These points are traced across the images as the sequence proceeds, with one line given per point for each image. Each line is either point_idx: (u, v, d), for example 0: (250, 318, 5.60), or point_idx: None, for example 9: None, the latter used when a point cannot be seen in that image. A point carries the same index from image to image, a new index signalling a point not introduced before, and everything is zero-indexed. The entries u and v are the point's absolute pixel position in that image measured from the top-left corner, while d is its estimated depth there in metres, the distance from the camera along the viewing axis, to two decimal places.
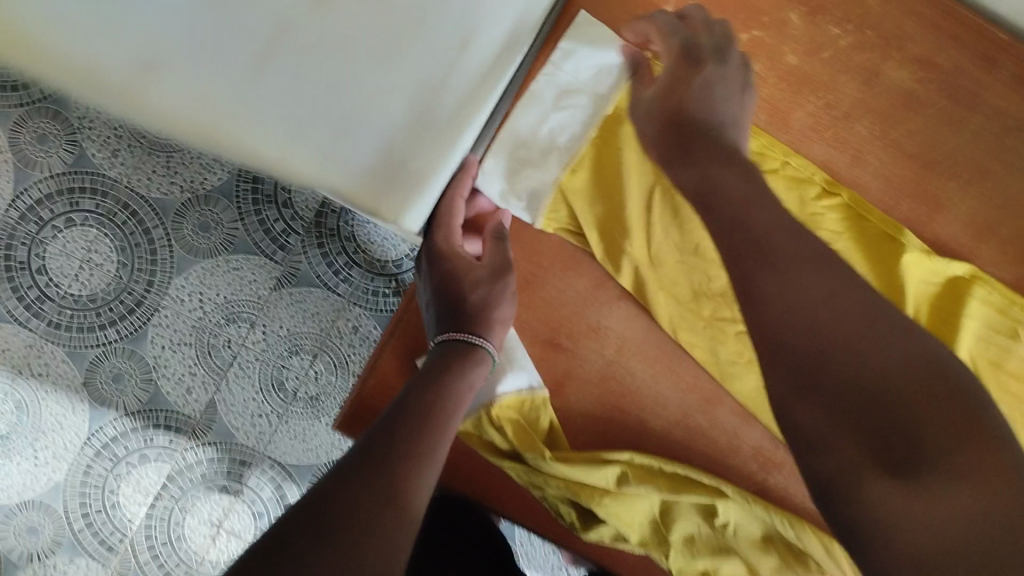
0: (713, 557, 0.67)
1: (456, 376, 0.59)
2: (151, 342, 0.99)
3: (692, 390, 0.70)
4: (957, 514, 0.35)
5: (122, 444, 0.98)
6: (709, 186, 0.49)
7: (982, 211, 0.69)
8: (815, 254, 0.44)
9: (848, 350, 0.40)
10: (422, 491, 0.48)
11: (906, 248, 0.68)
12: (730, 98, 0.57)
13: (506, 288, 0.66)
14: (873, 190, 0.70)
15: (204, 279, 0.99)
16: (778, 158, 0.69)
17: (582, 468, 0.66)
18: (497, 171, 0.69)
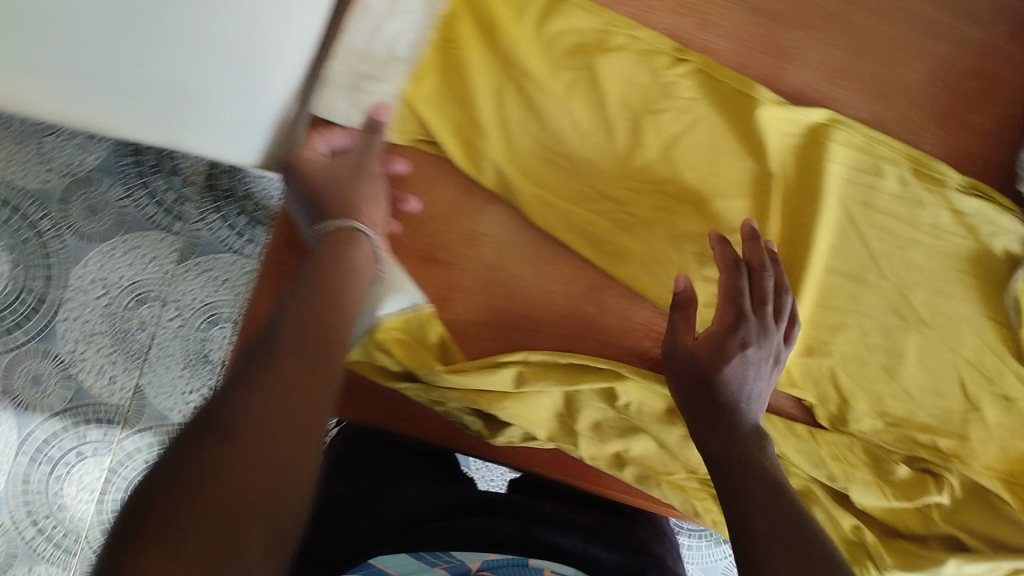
0: (620, 437, 0.70)
1: (334, 256, 0.55)
2: (62, 338, 1.02)
3: (575, 280, 0.70)
4: None
5: (56, 446, 1.02)
6: (731, 451, 0.57)
7: (832, 54, 0.70)
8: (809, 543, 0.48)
9: None
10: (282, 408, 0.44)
11: (759, 102, 0.68)
12: (761, 374, 0.63)
13: (373, 176, 0.62)
14: (725, 51, 0.70)
15: (103, 263, 1.03)
16: (624, 35, 0.68)
17: (479, 375, 0.65)
18: (338, 79, 0.64)
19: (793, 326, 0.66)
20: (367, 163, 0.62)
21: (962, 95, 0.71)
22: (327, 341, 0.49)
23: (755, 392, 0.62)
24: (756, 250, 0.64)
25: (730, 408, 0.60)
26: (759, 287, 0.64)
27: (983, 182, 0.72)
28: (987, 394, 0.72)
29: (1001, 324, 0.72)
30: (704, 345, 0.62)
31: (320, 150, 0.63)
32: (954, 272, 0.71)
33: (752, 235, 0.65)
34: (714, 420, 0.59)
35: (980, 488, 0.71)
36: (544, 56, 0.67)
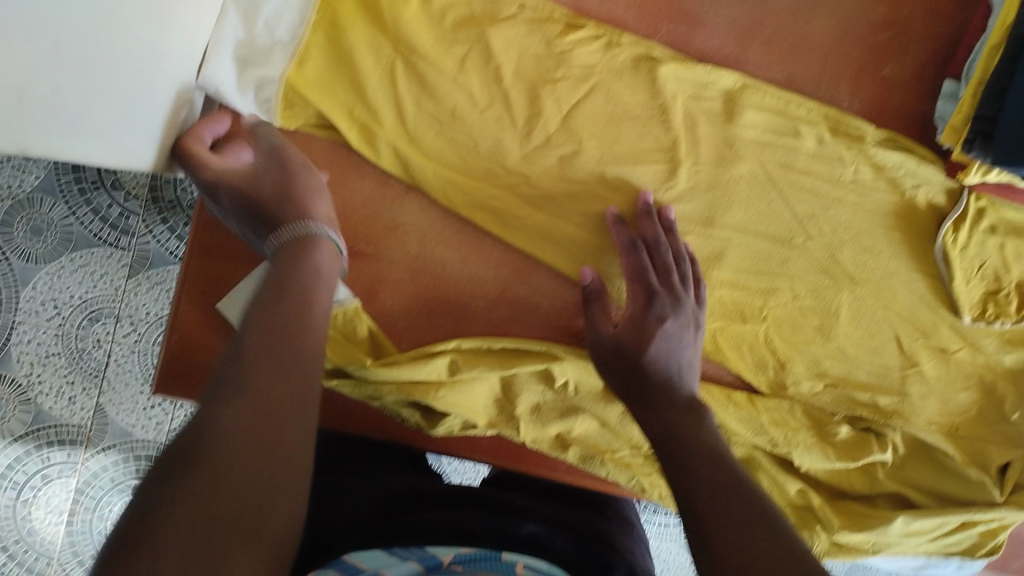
0: (560, 419, 0.69)
1: (299, 255, 0.56)
2: (18, 361, 0.97)
3: (502, 264, 0.69)
4: None
5: (20, 471, 0.97)
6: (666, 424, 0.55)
7: (740, 15, 0.70)
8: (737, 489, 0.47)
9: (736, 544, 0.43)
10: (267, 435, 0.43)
11: (661, 62, 0.68)
12: (685, 339, 0.61)
13: (303, 166, 0.63)
14: (629, 20, 0.69)
15: (54, 283, 0.96)
16: (514, 5, 0.67)
17: (410, 366, 0.65)
18: (219, 57, 0.64)
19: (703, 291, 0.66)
20: (289, 154, 0.63)
21: (874, 50, 0.70)
22: (300, 345, 0.49)
23: (685, 361, 0.60)
24: (650, 225, 0.65)
25: (660, 383, 0.58)
26: (659, 262, 0.64)
27: (903, 135, 0.71)
28: (924, 349, 0.72)
29: (933, 278, 0.71)
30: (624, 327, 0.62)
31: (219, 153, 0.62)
32: (880, 227, 0.71)
33: (647, 210, 0.65)
34: (649, 399, 0.57)
35: (925, 444, 0.73)
36: (432, 32, 0.65)
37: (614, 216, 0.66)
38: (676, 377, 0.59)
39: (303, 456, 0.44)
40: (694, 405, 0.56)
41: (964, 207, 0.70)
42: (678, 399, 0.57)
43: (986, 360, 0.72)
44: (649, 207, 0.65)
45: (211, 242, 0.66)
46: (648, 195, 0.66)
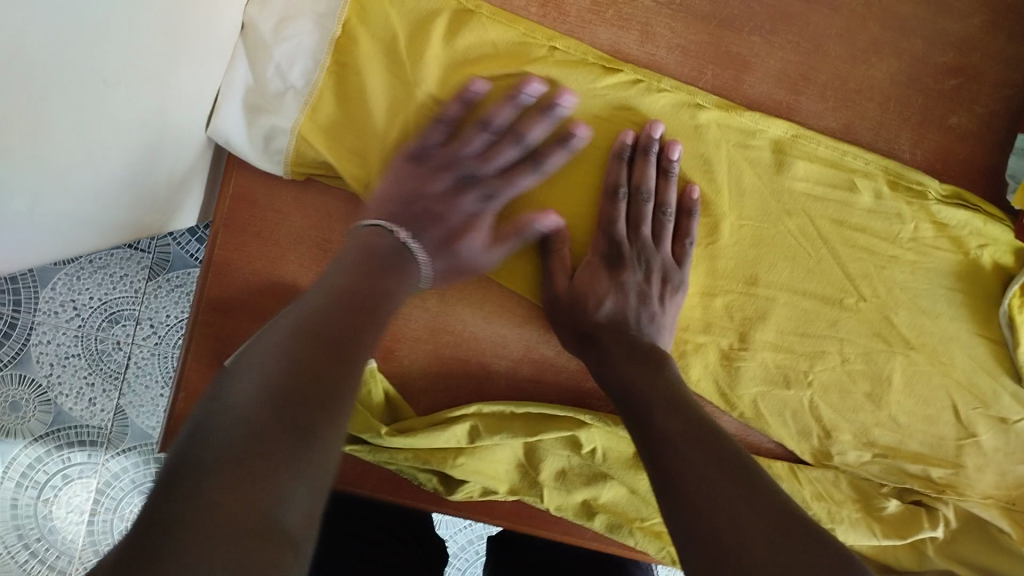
0: (588, 485, 0.65)
1: (392, 265, 0.56)
2: (38, 362, 0.90)
3: (528, 322, 0.65)
4: (721, 493, 0.45)
5: (41, 470, 0.91)
6: (627, 391, 0.56)
7: (793, 61, 0.64)
8: (698, 430, 0.50)
9: (702, 479, 0.46)
10: (340, 401, 0.42)
11: (702, 108, 0.63)
12: (653, 300, 0.62)
13: (477, 235, 0.60)
14: (671, 65, 0.64)
15: (73, 284, 0.91)
16: (543, 45, 0.61)
17: (426, 435, 0.61)
18: (227, 107, 0.59)
19: (686, 246, 0.63)
20: (481, 224, 0.61)
21: (939, 97, 0.64)
22: (360, 313, 0.49)
23: (639, 315, 0.62)
24: (645, 165, 0.61)
25: (618, 333, 0.61)
26: (637, 209, 0.63)
27: (969, 190, 0.65)
28: (982, 419, 0.66)
29: (996, 343, 0.66)
30: (582, 284, 0.62)
31: (499, 163, 0.61)
32: (940, 289, 0.65)
33: (647, 147, 0.61)
34: (606, 352, 0.60)
35: (979, 518, 0.67)
36: (455, 81, 0.61)
37: (616, 150, 0.62)
38: (639, 329, 0.61)
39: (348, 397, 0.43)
40: (654, 354, 0.59)
41: None
42: (641, 347, 0.59)
43: None
44: (652, 140, 0.61)
45: (220, 298, 0.63)
46: (578, 129, 0.60)
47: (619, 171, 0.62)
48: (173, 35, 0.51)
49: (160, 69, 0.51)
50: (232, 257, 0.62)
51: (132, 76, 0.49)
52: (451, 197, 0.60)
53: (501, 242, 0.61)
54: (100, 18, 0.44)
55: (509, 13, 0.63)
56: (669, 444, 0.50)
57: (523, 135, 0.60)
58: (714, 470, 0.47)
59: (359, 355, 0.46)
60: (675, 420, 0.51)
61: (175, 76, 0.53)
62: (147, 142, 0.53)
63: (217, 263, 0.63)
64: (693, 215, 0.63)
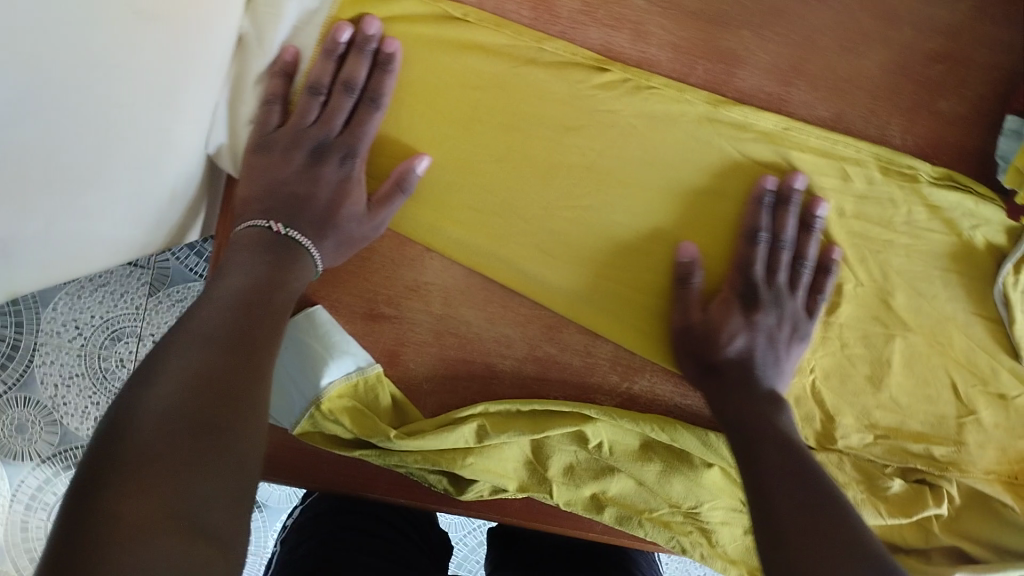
0: (595, 480, 0.66)
1: (283, 261, 0.58)
2: (42, 384, 0.92)
3: (532, 321, 0.66)
4: (815, 525, 0.49)
5: (49, 492, 0.92)
6: (739, 422, 0.60)
7: (784, 52, 0.65)
8: (799, 471, 0.54)
9: (802, 511, 0.51)
10: (238, 396, 0.46)
11: (691, 105, 0.64)
12: (782, 348, 0.64)
13: (354, 203, 0.61)
14: (663, 62, 0.64)
15: (74, 303, 0.92)
16: (531, 48, 0.63)
17: (436, 436, 0.62)
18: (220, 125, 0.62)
19: (820, 300, 0.65)
20: (353, 187, 0.61)
21: (929, 82, 0.65)
22: (259, 319, 0.53)
23: (766, 356, 0.63)
24: (785, 215, 0.63)
25: (742, 373, 0.63)
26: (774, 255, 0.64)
27: (959, 172, 0.66)
28: (982, 396, 0.67)
29: (992, 322, 0.67)
30: (715, 317, 0.63)
31: (342, 118, 0.61)
32: (935, 270, 0.66)
33: (789, 198, 0.63)
34: (725, 388, 0.62)
35: (981, 494, 0.68)
36: (450, 89, 0.63)
37: (759, 195, 0.63)
38: (759, 370, 0.63)
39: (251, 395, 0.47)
40: (771, 397, 0.61)
41: None
42: (757, 391, 0.62)
43: None
44: (794, 190, 0.63)
45: None
46: (389, 44, 0.60)
47: (759, 217, 0.63)
48: (179, 58, 0.52)
49: (167, 92, 0.52)
50: None
51: (140, 100, 0.50)
52: (312, 172, 0.60)
53: (384, 207, 0.61)
54: (100, 41, 0.46)
55: (500, 17, 0.63)
56: (779, 476, 0.54)
57: (350, 80, 0.60)
58: (800, 514, 0.51)
59: (262, 360, 0.50)
60: (773, 456, 0.56)
61: (183, 99, 0.54)
62: (155, 159, 0.54)
63: None
64: (829, 273, 0.65)
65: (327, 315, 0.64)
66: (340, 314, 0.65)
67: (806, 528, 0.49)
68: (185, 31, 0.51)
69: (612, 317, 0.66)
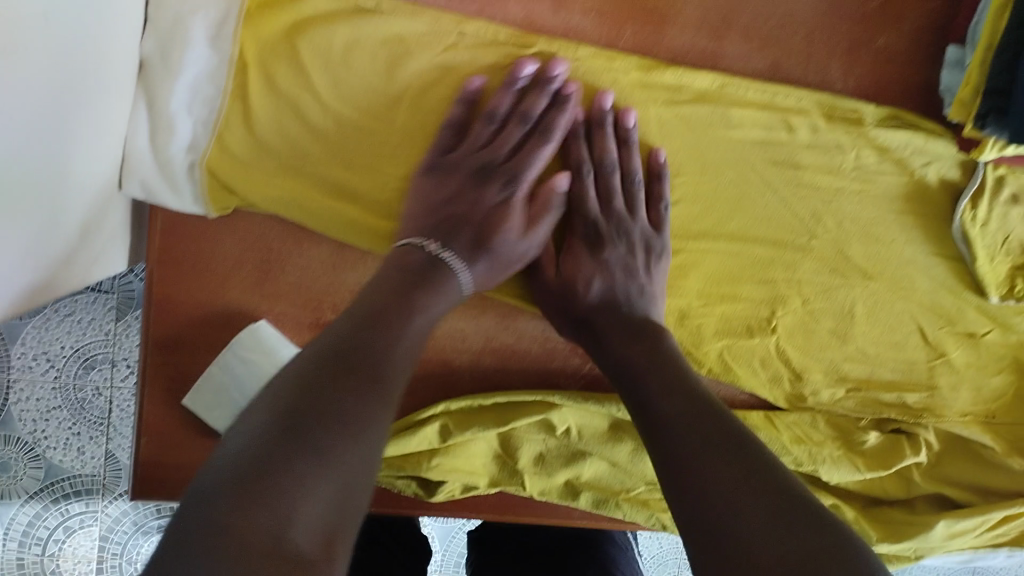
0: (567, 466, 0.64)
1: (426, 282, 0.54)
2: (20, 419, 0.89)
3: (484, 312, 0.64)
4: (755, 505, 0.40)
5: (42, 525, 0.91)
6: (622, 369, 0.55)
7: (712, 5, 0.62)
8: (722, 431, 0.46)
9: (729, 491, 0.42)
10: (319, 469, 0.38)
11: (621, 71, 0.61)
12: (637, 275, 0.61)
13: (508, 228, 0.58)
14: (588, 29, 0.62)
15: (43, 336, 0.88)
16: (450, 32, 0.60)
17: (396, 444, 0.60)
18: (135, 149, 0.59)
19: (662, 210, 0.62)
20: (511, 212, 0.59)
21: (866, 20, 0.63)
22: (369, 360, 0.45)
23: (629, 290, 0.60)
24: (602, 139, 0.60)
25: (608, 313, 0.60)
26: (604, 182, 0.61)
27: (905, 110, 0.64)
28: (950, 337, 0.66)
29: (953, 261, 0.65)
30: (568, 271, 0.61)
31: (510, 146, 0.60)
32: (890, 214, 0.64)
33: (601, 120, 0.60)
34: (603, 338, 0.59)
35: (962, 438, 0.67)
36: (366, 76, 0.59)
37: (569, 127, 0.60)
38: (624, 306, 0.60)
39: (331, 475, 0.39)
40: (650, 327, 0.58)
41: (981, 179, 0.63)
42: (631, 325, 0.58)
43: (1018, 339, 0.66)
44: (604, 112, 0.60)
45: (166, 336, 0.63)
46: (570, 86, 0.59)
47: (576, 150, 0.60)
48: (68, 86, 0.49)
49: (56, 124, 0.49)
50: (171, 292, 0.63)
51: (22, 130, 0.45)
52: (475, 194, 0.59)
53: (538, 224, 0.60)
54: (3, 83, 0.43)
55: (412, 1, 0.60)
56: (687, 444, 0.46)
57: (528, 112, 0.59)
58: (728, 464, 0.43)
59: (342, 437, 0.40)
60: (676, 403, 0.49)
61: (66, 124, 0.50)
62: (36, 144, 0.47)
63: (160, 296, 0.62)
64: (664, 178, 0.61)
65: (271, 329, 0.62)
66: (286, 328, 0.64)
67: (744, 505, 0.41)
68: (72, 58, 0.48)
69: None
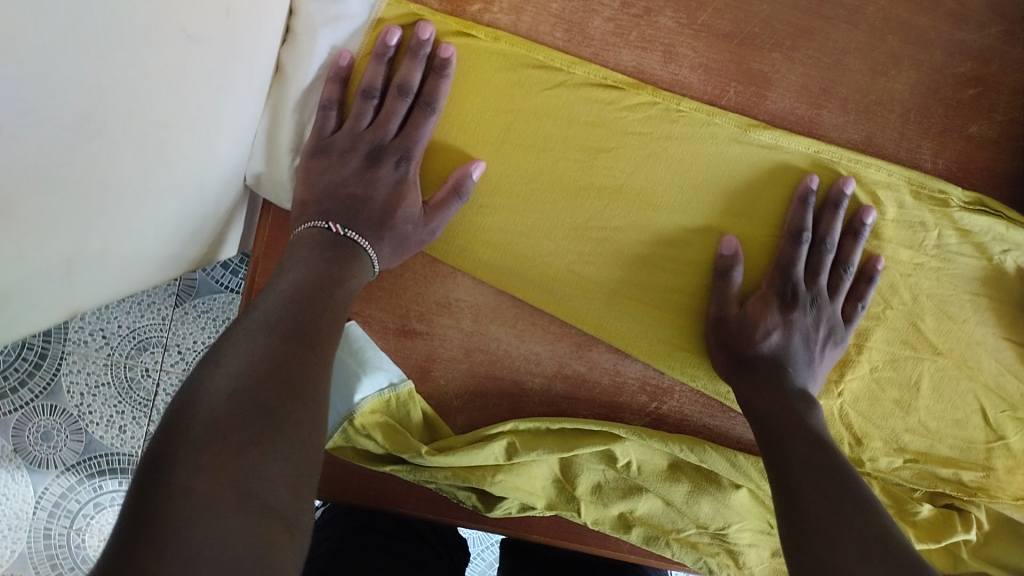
0: (623, 498, 0.66)
1: (337, 257, 0.58)
2: (68, 392, 0.92)
3: (561, 339, 0.67)
4: (855, 536, 0.46)
5: (74, 499, 0.92)
6: (772, 423, 0.59)
7: (814, 75, 0.65)
8: (839, 480, 0.52)
9: (834, 523, 0.47)
10: (298, 418, 0.43)
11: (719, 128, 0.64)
12: (810, 354, 0.63)
13: (409, 206, 0.61)
14: (694, 83, 0.65)
15: (101, 313, 0.92)
16: (560, 71, 0.63)
17: (466, 452, 0.62)
18: (258, 150, 0.63)
19: (858, 308, 0.65)
20: (408, 190, 0.61)
21: (959, 105, 0.66)
22: (300, 335, 0.49)
23: (800, 355, 0.63)
24: (833, 218, 0.63)
25: (777, 374, 0.62)
26: (818, 257, 0.64)
27: (988, 196, 0.66)
28: (1010, 420, 0.67)
29: (1022, 348, 0.67)
30: (753, 313, 0.63)
31: (396, 120, 0.61)
32: (964, 294, 0.66)
33: (837, 202, 0.63)
34: (755, 386, 0.62)
35: (1011, 519, 0.68)
36: (481, 101, 0.63)
37: (803, 194, 0.63)
38: (791, 371, 0.62)
39: (296, 446, 0.42)
40: (805, 397, 0.60)
41: None
42: (791, 389, 0.61)
43: None
44: (844, 195, 0.63)
45: None
46: (446, 48, 0.61)
47: (805, 217, 0.63)
48: (199, 74, 0.51)
49: (183, 114, 0.51)
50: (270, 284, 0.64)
51: (157, 114, 0.49)
52: (368, 174, 0.61)
53: (440, 211, 0.61)
54: (145, 77, 0.46)
55: (534, 39, 0.64)
56: (815, 485, 0.52)
57: (405, 83, 0.61)
58: (835, 506, 0.49)
59: (294, 408, 0.43)
60: (807, 454, 0.55)
61: (196, 114, 0.53)
62: (166, 129, 0.50)
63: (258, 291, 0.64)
64: (872, 283, 0.65)
65: (360, 330, 0.65)
66: (373, 330, 0.66)
67: (843, 533, 0.46)
68: (205, 60, 0.51)
69: (649, 337, 0.66)
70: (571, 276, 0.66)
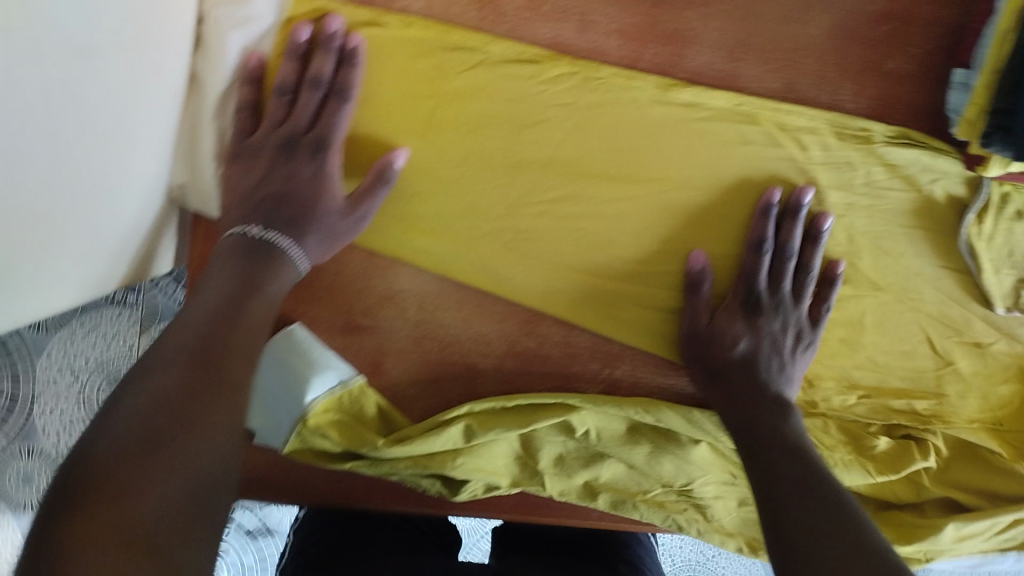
0: (586, 467, 0.66)
1: (260, 266, 0.58)
2: (44, 433, 0.90)
3: (508, 318, 0.68)
4: (830, 535, 0.46)
5: None
6: (749, 424, 0.60)
7: (730, 29, 0.65)
8: (815, 479, 0.52)
9: (812, 522, 0.48)
10: (222, 431, 0.43)
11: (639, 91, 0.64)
12: (783, 361, 0.65)
13: (331, 199, 0.61)
14: (612, 50, 0.65)
15: (68, 349, 0.89)
16: (476, 51, 0.63)
17: (422, 441, 0.62)
18: (180, 160, 0.63)
19: (823, 309, 0.66)
20: (329, 184, 0.61)
21: (876, 44, 0.65)
22: (225, 353, 0.48)
23: (771, 361, 0.65)
24: (792, 228, 0.64)
25: (751, 380, 0.64)
26: (780, 263, 0.65)
27: (916, 128, 0.66)
28: (957, 346, 0.68)
29: (961, 275, 0.67)
30: (721, 326, 0.65)
31: (309, 115, 0.61)
32: (899, 228, 0.67)
33: (796, 211, 0.64)
34: (730, 397, 0.63)
35: (968, 443, 0.69)
36: (400, 89, 0.63)
37: (765, 205, 0.64)
38: (766, 379, 0.64)
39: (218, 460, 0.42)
40: (778, 402, 0.62)
41: (986, 197, 0.65)
42: (765, 395, 0.63)
43: None
44: (801, 205, 0.64)
45: None
46: (353, 38, 0.61)
47: (765, 227, 0.64)
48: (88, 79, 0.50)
49: (71, 125, 0.50)
50: None
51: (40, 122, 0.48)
52: (285, 171, 0.61)
53: (365, 200, 0.62)
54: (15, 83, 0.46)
55: (447, 22, 0.64)
56: (791, 486, 0.52)
57: (317, 78, 0.60)
58: (812, 505, 0.50)
59: (216, 425, 0.43)
60: (782, 458, 0.56)
61: (93, 122, 0.52)
62: (55, 137, 0.50)
63: None
64: (835, 284, 0.66)
65: (306, 333, 0.66)
66: (318, 329, 0.68)
67: (820, 532, 0.47)
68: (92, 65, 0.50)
69: (593, 306, 0.67)
70: (509, 253, 0.66)
